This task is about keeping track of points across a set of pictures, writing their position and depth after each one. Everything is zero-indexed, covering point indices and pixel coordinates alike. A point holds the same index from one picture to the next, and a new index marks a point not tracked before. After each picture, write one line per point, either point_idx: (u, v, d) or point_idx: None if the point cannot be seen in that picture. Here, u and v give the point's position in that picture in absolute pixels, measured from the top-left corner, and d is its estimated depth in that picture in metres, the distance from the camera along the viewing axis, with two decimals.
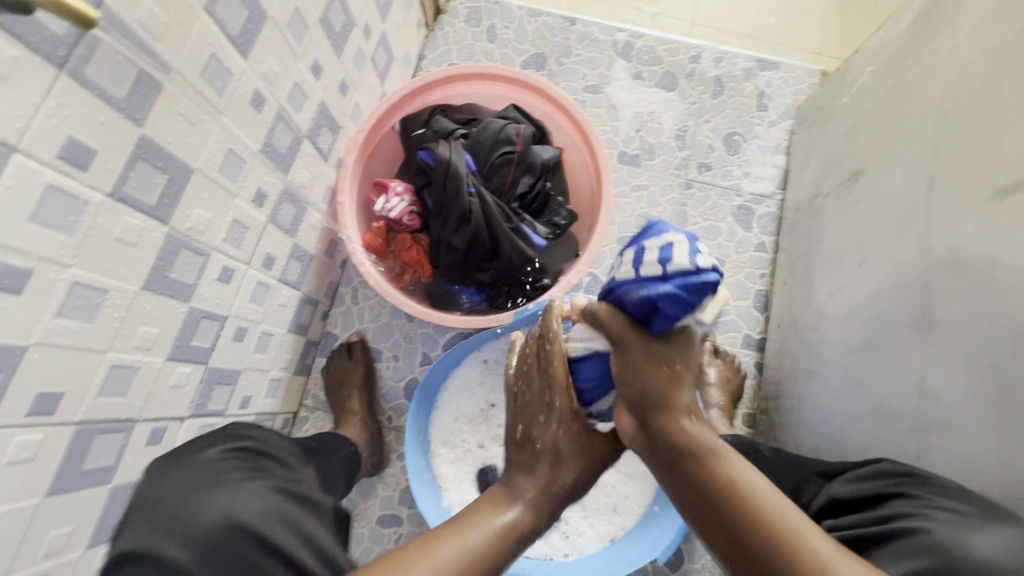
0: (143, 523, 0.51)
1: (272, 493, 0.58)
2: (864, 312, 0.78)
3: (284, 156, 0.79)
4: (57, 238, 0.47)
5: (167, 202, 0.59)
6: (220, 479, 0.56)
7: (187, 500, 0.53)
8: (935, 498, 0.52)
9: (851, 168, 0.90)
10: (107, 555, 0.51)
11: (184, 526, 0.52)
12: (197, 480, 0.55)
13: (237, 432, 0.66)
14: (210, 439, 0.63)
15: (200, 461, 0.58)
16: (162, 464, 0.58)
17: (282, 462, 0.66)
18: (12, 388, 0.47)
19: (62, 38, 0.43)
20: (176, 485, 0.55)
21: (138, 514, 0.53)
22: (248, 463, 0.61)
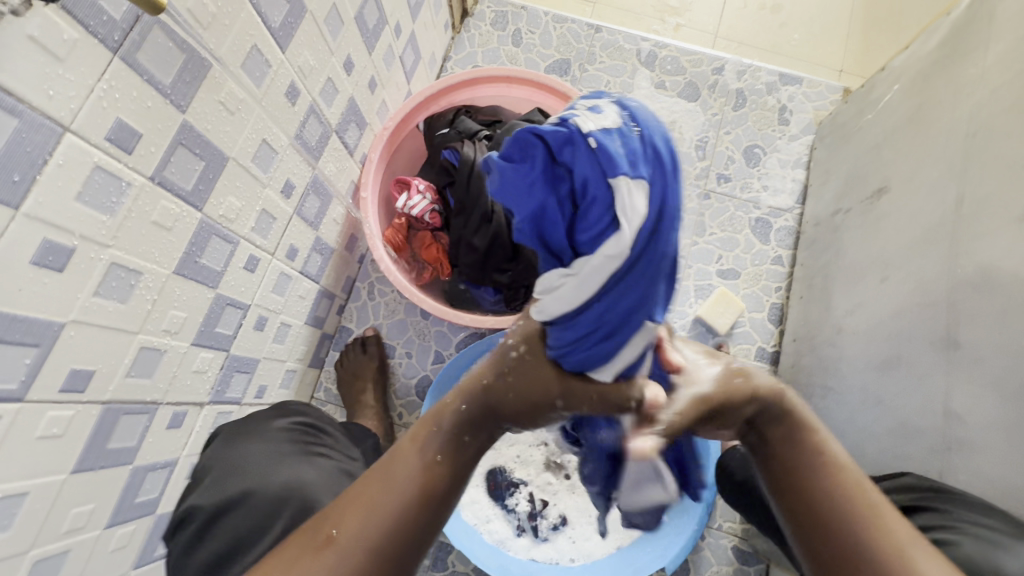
0: (210, 487, 0.60)
1: (326, 470, 0.64)
2: (884, 328, 0.78)
3: (313, 149, 0.80)
4: (100, 219, 0.48)
5: (203, 188, 0.59)
6: (282, 454, 0.63)
7: (249, 466, 0.61)
8: (961, 513, 0.52)
9: (874, 185, 0.90)
10: (180, 504, 0.61)
11: (241, 490, 0.59)
12: (266, 454, 0.63)
13: (296, 408, 0.72)
14: (277, 413, 0.70)
15: (268, 434, 0.66)
16: (238, 430, 0.66)
17: (339, 444, 0.71)
18: (49, 363, 0.48)
19: (119, 23, 0.44)
20: (245, 453, 0.63)
21: (215, 467, 0.62)
22: (308, 441, 0.68)
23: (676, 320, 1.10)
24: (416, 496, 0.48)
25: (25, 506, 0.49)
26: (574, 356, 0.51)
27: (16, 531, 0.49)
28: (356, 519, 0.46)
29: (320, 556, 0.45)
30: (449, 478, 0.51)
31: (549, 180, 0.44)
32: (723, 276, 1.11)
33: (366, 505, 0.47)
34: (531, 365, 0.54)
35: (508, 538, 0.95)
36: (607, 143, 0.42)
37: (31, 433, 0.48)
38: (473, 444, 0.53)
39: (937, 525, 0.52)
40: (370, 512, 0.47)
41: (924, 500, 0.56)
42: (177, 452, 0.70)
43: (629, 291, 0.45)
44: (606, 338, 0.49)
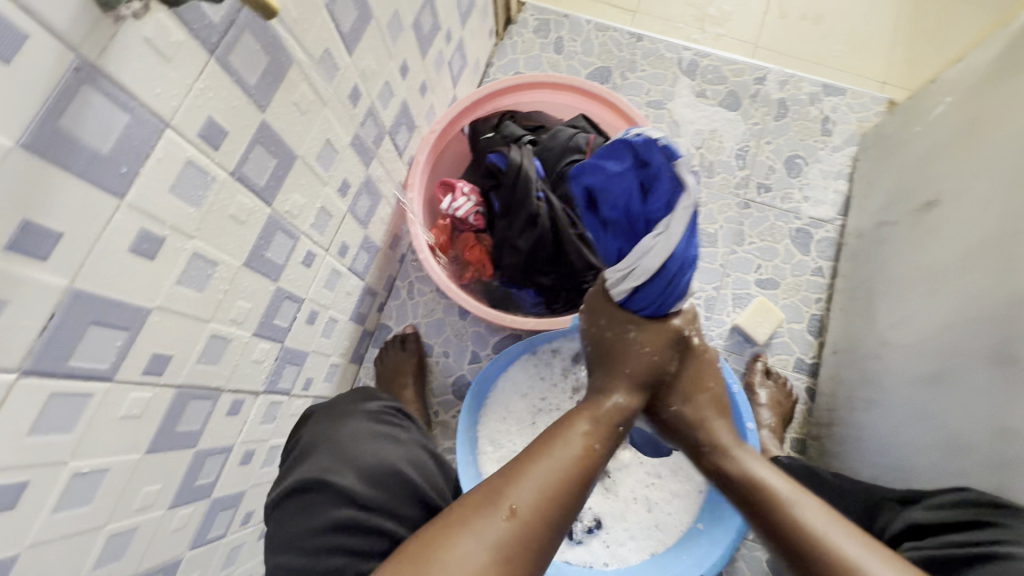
0: (321, 461, 0.62)
1: (411, 452, 0.66)
2: (935, 342, 0.77)
3: (368, 150, 0.83)
4: (187, 211, 0.50)
5: (273, 185, 0.62)
6: (375, 435, 0.66)
7: (357, 447, 0.63)
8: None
9: (923, 198, 0.90)
10: (286, 480, 0.63)
11: (356, 469, 0.61)
12: (364, 434, 0.65)
13: (377, 394, 0.74)
14: (358, 397, 0.71)
15: (362, 415, 0.68)
16: (329, 412, 0.68)
17: (421, 425, 0.74)
18: (135, 347, 0.50)
19: (216, 26, 0.46)
20: (349, 433, 0.65)
21: (321, 448, 0.64)
22: (397, 422, 0.70)
23: (714, 328, 1.09)
24: (576, 475, 0.58)
25: (105, 481, 0.52)
26: (671, 293, 0.69)
27: (97, 505, 0.52)
28: (534, 493, 0.54)
29: (505, 519, 0.51)
30: (614, 443, 0.66)
31: (638, 174, 0.62)
32: (762, 285, 1.11)
33: (541, 478, 0.56)
34: (654, 337, 0.72)
35: None
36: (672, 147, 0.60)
37: (116, 412, 0.50)
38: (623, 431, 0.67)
39: (999, 542, 0.51)
40: (535, 487, 0.54)
41: (990, 516, 0.55)
42: (233, 439, 0.73)
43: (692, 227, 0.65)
44: (686, 270, 0.67)
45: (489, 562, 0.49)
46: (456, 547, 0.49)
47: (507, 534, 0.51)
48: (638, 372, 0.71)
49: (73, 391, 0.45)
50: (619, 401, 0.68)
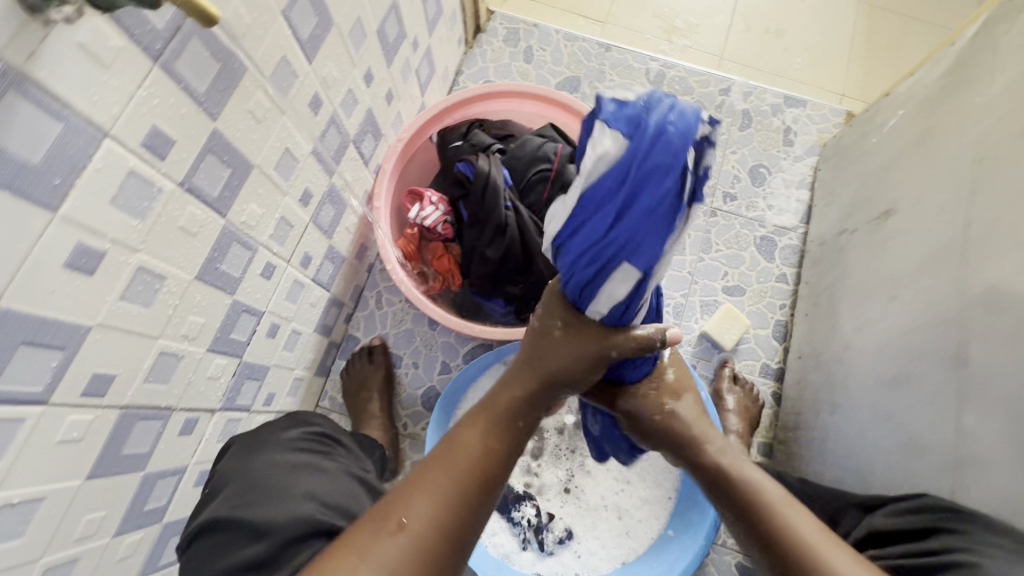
0: (233, 497, 0.59)
1: (336, 478, 0.64)
2: (892, 348, 0.79)
3: (331, 158, 0.81)
4: (131, 224, 0.48)
5: (227, 195, 0.60)
6: (295, 465, 0.63)
7: (265, 478, 0.60)
8: (977, 533, 0.53)
9: (880, 207, 0.92)
10: (197, 520, 0.59)
11: (270, 502, 0.58)
12: (280, 463, 0.62)
13: (305, 418, 0.72)
14: (284, 424, 0.69)
15: (280, 443, 0.65)
16: (247, 443, 0.66)
17: (348, 452, 0.72)
18: (73, 367, 0.47)
19: (161, 32, 0.44)
20: (263, 463, 0.62)
21: (232, 483, 0.61)
22: (316, 449, 0.67)
23: (682, 335, 1.10)
24: (478, 478, 0.52)
25: (40, 512, 0.49)
26: (573, 286, 0.57)
27: (31, 537, 0.48)
28: (422, 504, 0.48)
29: (394, 538, 0.46)
30: (516, 440, 0.58)
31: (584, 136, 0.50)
32: (729, 292, 1.13)
33: (432, 489, 0.49)
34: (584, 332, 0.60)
35: (513, 552, 0.94)
36: (607, 107, 0.47)
37: (52, 437, 0.47)
38: (526, 427, 0.60)
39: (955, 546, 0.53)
40: (432, 496, 0.49)
41: (939, 522, 0.57)
42: (186, 459, 0.69)
43: (606, 217, 0.49)
44: (595, 267, 0.53)
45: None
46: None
47: (396, 557, 0.45)
48: (554, 370, 0.61)
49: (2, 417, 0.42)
50: (515, 393, 0.60)
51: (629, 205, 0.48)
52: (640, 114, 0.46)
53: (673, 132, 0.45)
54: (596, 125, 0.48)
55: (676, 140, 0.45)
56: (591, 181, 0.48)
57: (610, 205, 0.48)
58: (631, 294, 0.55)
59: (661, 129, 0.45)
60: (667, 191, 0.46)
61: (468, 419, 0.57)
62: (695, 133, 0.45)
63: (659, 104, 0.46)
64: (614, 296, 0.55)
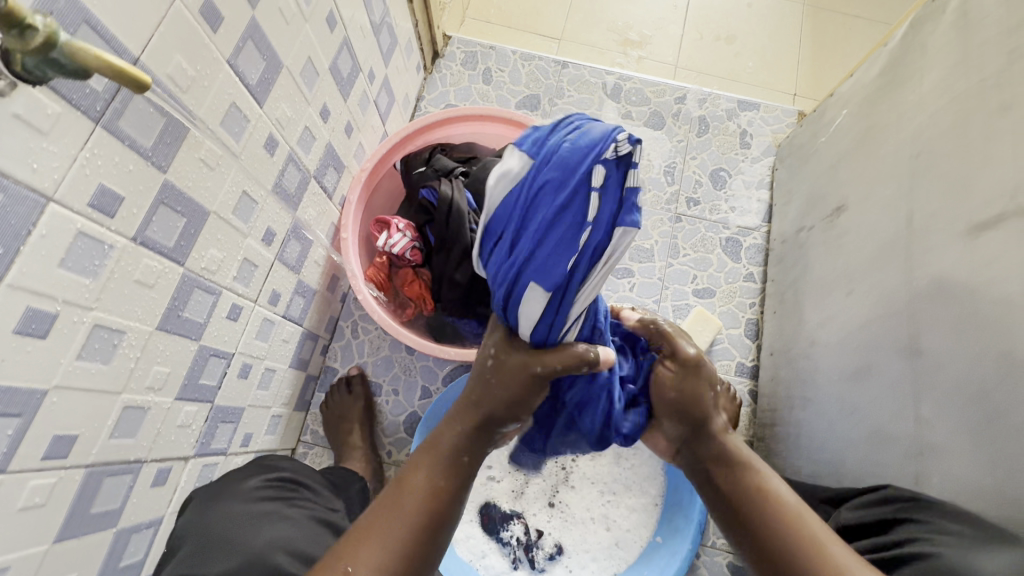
0: (189, 555, 0.59)
1: (303, 524, 0.65)
2: (854, 341, 0.81)
3: (292, 195, 0.81)
4: (83, 283, 0.48)
5: (184, 244, 0.60)
6: (255, 514, 0.63)
7: (228, 533, 0.61)
8: (939, 522, 0.55)
9: (833, 204, 0.95)
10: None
11: (223, 558, 0.59)
12: (240, 514, 0.63)
13: (271, 464, 0.72)
14: (248, 472, 0.70)
15: (242, 493, 0.65)
16: (211, 493, 0.66)
17: (316, 494, 0.72)
18: (32, 431, 0.47)
19: (100, 94, 0.45)
20: (222, 515, 0.62)
21: (190, 538, 0.61)
22: (281, 496, 0.68)
23: None
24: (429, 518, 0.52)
25: None
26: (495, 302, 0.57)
27: None
28: (368, 551, 0.49)
29: None
30: (470, 472, 0.57)
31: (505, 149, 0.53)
32: (699, 295, 1.15)
33: (381, 537, 0.50)
34: (509, 370, 0.60)
35: (504, 573, 0.94)
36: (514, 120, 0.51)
37: (13, 505, 0.47)
38: (472, 461, 0.58)
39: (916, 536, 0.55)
40: (378, 542, 0.50)
41: (903, 513, 0.59)
42: (162, 510, 0.69)
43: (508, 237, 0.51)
44: (506, 282, 0.53)
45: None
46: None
47: None
48: (494, 404, 0.59)
49: None
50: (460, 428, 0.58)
51: (530, 215, 0.49)
52: (542, 138, 0.49)
53: (570, 150, 0.47)
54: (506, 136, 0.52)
55: (571, 156, 0.47)
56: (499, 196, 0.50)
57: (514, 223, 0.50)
58: (547, 312, 0.55)
59: (557, 150, 0.48)
60: (574, 212, 0.49)
61: (415, 457, 0.57)
62: (588, 148, 0.47)
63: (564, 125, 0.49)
64: (530, 317, 0.55)
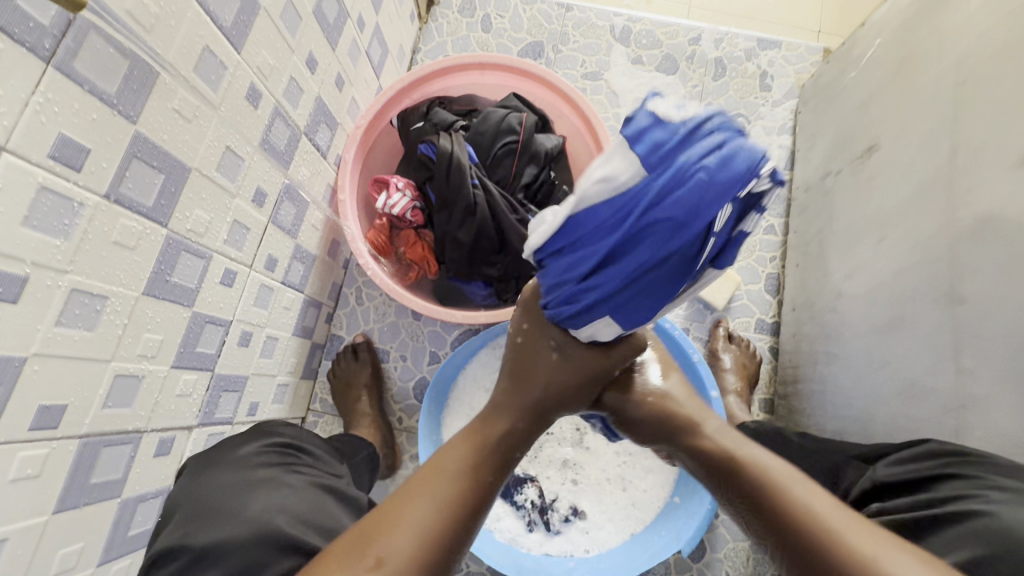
0: (184, 522, 0.57)
1: (301, 491, 0.62)
2: (886, 290, 0.76)
3: (282, 154, 0.77)
4: (53, 243, 0.45)
5: (165, 203, 0.56)
6: (253, 480, 0.61)
7: (222, 502, 0.58)
8: (992, 478, 0.51)
9: (863, 144, 0.88)
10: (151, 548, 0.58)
11: (217, 526, 0.56)
12: (236, 480, 0.60)
13: (269, 431, 0.70)
14: (240, 440, 0.67)
15: (239, 460, 0.63)
16: (201, 464, 0.64)
17: (317, 461, 0.70)
18: (14, 401, 0.45)
19: (47, 29, 0.41)
20: (215, 484, 0.60)
21: (184, 506, 0.59)
22: (280, 461, 0.65)
23: None
24: (456, 508, 0.51)
25: (5, 553, 0.47)
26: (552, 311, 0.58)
27: None
28: (401, 541, 0.47)
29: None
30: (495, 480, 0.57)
31: (637, 157, 0.41)
32: None
33: (410, 526, 0.49)
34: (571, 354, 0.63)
35: (519, 535, 0.93)
36: (641, 122, 0.41)
37: (3, 476, 0.45)
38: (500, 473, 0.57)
39: (967, 493, 0.50)
40: (407, 532, 0.48)
41: (947, 467, 0.54)
42: (168, 480, 0.68)
43: (592, 253, 0.47)
44: (577, 304, 0.54)
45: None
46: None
47: None
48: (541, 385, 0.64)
49: None
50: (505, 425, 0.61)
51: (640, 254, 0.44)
52: (662, 144, 0.40)
53: (710, 185, 0.39)
54: (630, 144, 0.42)
55: (720, 197, 0.40)
56: (596, 203, 0.44)
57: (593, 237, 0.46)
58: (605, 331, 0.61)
59: (697, 177, 0.39)
60: (684, 245, 0.43)
61: (440, 455, 0.57)
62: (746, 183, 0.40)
63: (701, 141, 0.40)
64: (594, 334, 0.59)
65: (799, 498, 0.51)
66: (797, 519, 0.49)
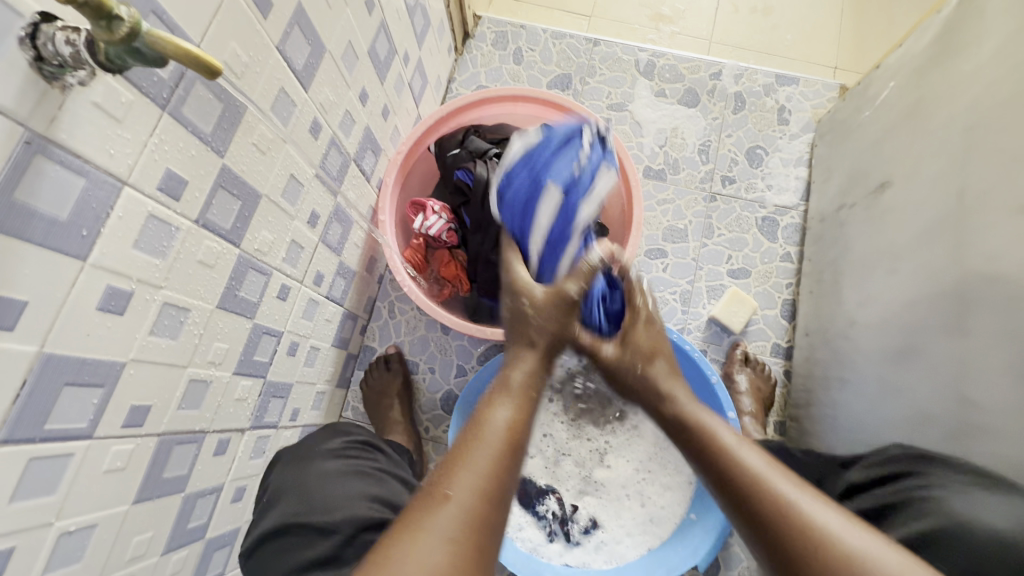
0: (299, 504, 0.64)
1: (387, 482, 0.70)
2: (897, 320, 0.80)
3: (334, 179, 0.84)
4: (153, 263, 0.51)
5: (240, 226, 0.63)
6: (350, 471, 0.68)
7: (325, 489, 0.65)
8: (943, 474, 0.57)
9: (877, 179, 0.93)
10: (262, 524, 0.64)
11: (330, 508, 0.63)
12: (337, 471, 0.67)
13: (345, 428, 0.76)
14: (326, 435, 0.73)
15: (333, 452, 0.70)
16: (296, 456, 0.70)
17: (389, 454, 0.78)
18: (112, 401, 0.51)
19: (166, 81, 0.47)
20: (320, 472, 0.67)
21: (294, 492, 0.65)
22: (365, 455, 0.73)
23: (691, 321, 1.12)
24: (505, 449, 0.55)
25: (94, 537, 0.52)
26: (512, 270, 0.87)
27: (87, 562, 0.52)
28: (464, 477, 0.51)
29: (445, 510, 0.48)
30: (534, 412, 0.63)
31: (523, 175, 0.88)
32: (734, 275, 1.14)
33: (473, 466, 0.52)
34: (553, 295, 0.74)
35: (540, 545, 0.96)
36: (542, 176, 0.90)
37: (99, 466, 0.51)
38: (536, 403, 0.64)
39: (924, 486, 0.57)
40: (471, 469, 0.51)
41: (907, 467, 0.61)
42: (223, 477, 0.73)
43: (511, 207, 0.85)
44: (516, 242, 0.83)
45: (449, 564, 0.44)
46: (406, 548, 0.45)
47: (450, 526, 0.47)
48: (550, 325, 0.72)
49: (54, 452, 0.46)
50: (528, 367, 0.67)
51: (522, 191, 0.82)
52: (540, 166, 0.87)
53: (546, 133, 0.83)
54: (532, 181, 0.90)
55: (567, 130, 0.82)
56: (513, 199, 0.82)
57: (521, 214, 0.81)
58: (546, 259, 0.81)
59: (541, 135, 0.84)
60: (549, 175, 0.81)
61: (491, 401, 0.61)
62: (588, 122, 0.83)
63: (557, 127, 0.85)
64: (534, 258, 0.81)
65: (752, 466, 0.55)
66: (752, 486, 0.53)
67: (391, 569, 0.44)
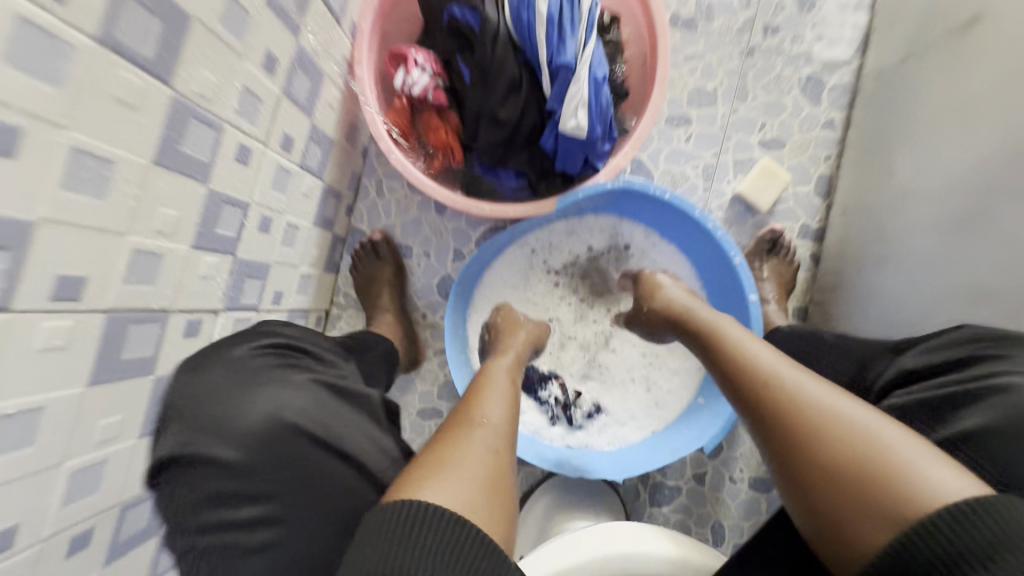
0: (183, 429, 0.55)
1: (301, 387, 0.59)
2: (958, 185, 0.69)
3: (292, 12, 0.67)
4: (43, 89, 0.39)
5: (166, 57, 0.49)
6: (246, 380, 0.57)
7: (223, 410, 0.55)
8: None
9: (959, 15, 0.75)
10: (156, 452, 0.56)
11: (218, 432, 0.54)
12: (228, 381, 0.57)
13: (266, 330, 0.66)
14: (235, 340, 0.63)
15: (230, 360, 0.59)
16: (191, 363, 0.60)
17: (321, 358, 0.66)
18: (28, 268, 0.42)
19: None
20: (207, 383, 0.57)
21: (179, 412, 0.56)
22: (280, 359, 0.61)
23: (713, 200, 1.00)
24: (510, 391, 0.64)
25: (45, 420, 0.47)
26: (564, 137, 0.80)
27: (43, 445, 0.47)
28: (494, 407, 0.58)
29: (482, 429, 0.54)
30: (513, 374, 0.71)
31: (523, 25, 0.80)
32: (766, 147, 1.00)
33: (495, 396, 0.60)
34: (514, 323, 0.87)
35: (542, 428, 0.94)
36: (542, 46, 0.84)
37: (31, 344, 0.44)
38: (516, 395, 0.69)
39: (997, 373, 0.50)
40: (496, 400, 0.59)
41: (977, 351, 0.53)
42: None
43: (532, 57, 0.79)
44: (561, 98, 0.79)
45: (494, 464, 0.51)
46: (457, 452, 0.51)
47: (493, 439, 0.53)
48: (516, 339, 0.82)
49: None
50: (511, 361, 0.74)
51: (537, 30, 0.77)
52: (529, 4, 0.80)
53: None
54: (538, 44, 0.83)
55: None
56: (540, 45, 0.78)
57: (556, 62, 0.77)
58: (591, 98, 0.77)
59: None
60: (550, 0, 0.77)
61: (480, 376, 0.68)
62: None
63: None
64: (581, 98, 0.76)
65: (762, 364, 0.57)
66: (754, 401, 0.55)
67: (448, 464, 0.49)
